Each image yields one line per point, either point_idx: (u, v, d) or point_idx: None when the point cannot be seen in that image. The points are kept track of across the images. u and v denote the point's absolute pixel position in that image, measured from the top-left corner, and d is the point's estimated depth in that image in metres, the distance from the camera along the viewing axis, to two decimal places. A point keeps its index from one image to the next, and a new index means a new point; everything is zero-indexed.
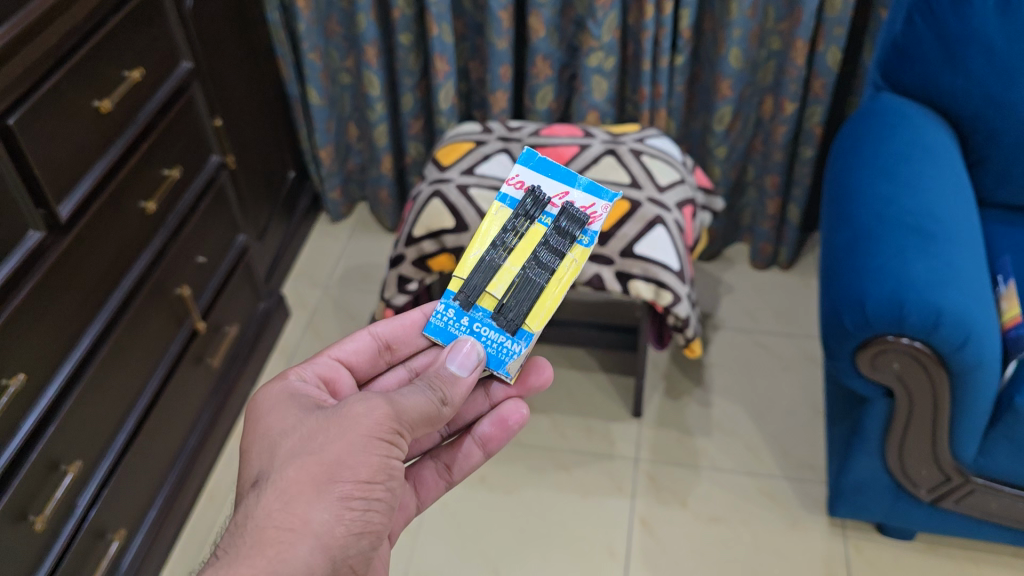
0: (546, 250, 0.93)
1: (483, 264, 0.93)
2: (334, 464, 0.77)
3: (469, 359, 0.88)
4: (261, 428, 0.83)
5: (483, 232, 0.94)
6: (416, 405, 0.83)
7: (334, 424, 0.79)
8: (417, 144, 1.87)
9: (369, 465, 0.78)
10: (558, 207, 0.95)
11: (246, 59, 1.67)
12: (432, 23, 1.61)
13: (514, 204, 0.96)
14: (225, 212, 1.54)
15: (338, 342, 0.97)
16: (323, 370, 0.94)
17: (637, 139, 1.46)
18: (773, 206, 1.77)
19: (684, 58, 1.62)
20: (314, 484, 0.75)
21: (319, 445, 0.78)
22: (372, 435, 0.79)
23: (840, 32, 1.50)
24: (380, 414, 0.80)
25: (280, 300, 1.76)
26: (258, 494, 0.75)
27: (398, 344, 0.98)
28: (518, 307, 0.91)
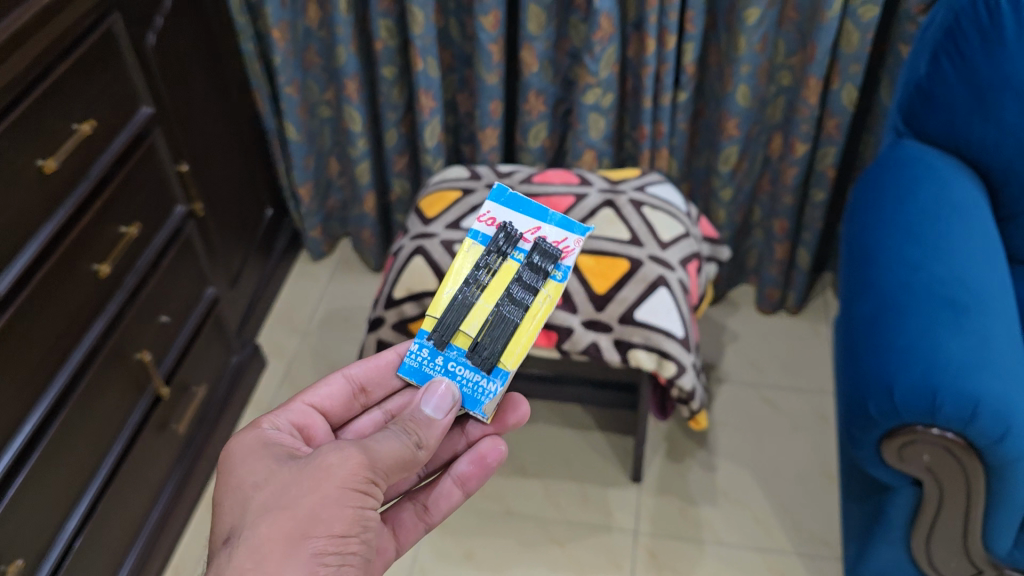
0: (519, 286, 0.89)
1: (456, 303, 0.88)
2: (308, 518, 0.71)
3: (443, 400, 0.83)
4: (231, 483, 0.77)
5: (455, 270, 0.90)
6: (390, 450, 0.77)
7: (306, 475, 0.74)
8: (401, 181, 1.76)
9: (344, 517, 0.72)
10: (530, 243, 0.90)
11: (217, 95, 1.56)
12: (416, 57, 1.49)
13: (486, 241, 0.91)
14: (191, 264, 1.42)
15: (311, 386, 0.91)
16: (297, 417, 0.89)
17: (638, 187, 1.35)
18: (781, 250, 1.66)
19: (687, 95, 1.50)
20: (286, 539, 0.70)
21: (291, 498, 0.72)
22: (346, 485, 0.73)
23: (857, 70, 1.39)
24: (354, 462, 0.74)
25: (255, 349, 1.66)
26: (229, 553, 0.70)
27: (372, 386, 0.93)
28: (492, 344, 0.87)
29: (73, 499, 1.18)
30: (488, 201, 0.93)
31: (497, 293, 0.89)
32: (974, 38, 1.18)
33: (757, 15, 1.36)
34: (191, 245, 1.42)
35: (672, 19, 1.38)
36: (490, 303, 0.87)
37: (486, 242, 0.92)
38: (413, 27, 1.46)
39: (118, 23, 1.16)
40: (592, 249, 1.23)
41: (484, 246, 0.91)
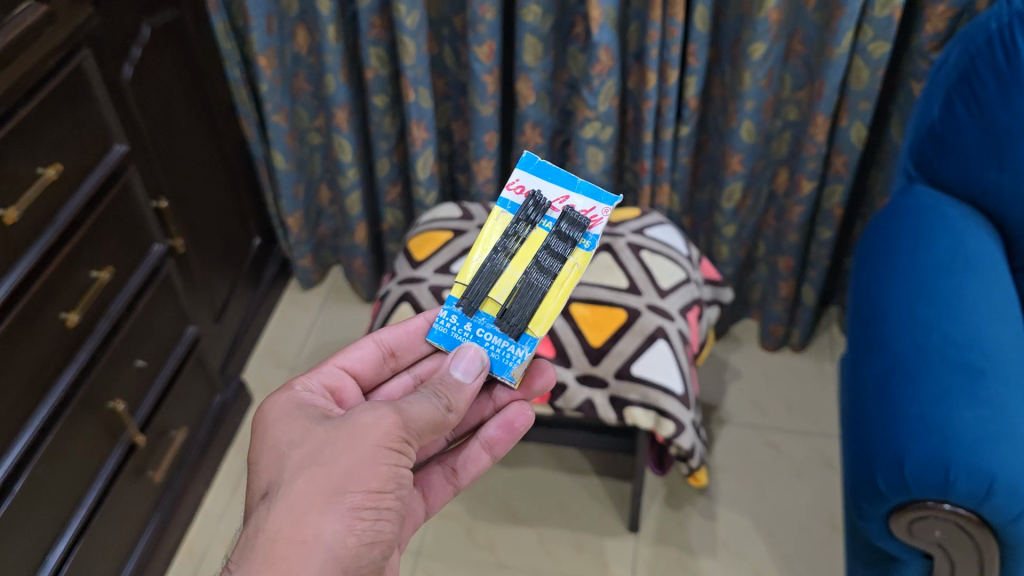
0: (548, 254, 0.86)
1: (484, 270, 0.86)
2: (344, 475, 0.72)
3: (471, 362, 0.82)
4: (267, 442, 0.78)
5: (483, 237, 0.87)
6: (422, 412, 0.78)
7: (341, 434, 0.74)
8: (393, 211, 1.70)
9: (379, 474, 0.73)
10: (558, 211, 0.87)
11: (202, 124, 1.51)
12: (407, 88, 1.44)
13: (515, 209, 0.88)
14: (170, 304, 1.37)
15: (342, 349, 0.92)
16: (329, 379, 0.90)
17: (637, 229, 1.29)
18: (786, 288, 1.60)
19: (689, 129, 1.44)
20: (324, 495, 0.71)
21: (327, 457, 0.73)
22: (380, 445, 0.74)
23: (867, 107, 1.33)
24: (389, 422, 0.75)
25: (241, 385, 1.62)
26: (267, 507, 0.71)
27: (401, 350, 0.94)
28: (521, 311, 0.85)
29: (40, 560, 1.12)
30: (516, 169, 0.90)
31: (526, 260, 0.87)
32: (991, 83, 1.12)
33: (762, 50, 1.30)
34: (170, 284, 1.36)
35: (674, 52, 1.33)
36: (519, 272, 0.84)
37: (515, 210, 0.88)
38: (404, 57, 1.40)
39: (90, 60, 1.11)
40: (588, 298, 1.18)
41: (512, 214, 0.88)
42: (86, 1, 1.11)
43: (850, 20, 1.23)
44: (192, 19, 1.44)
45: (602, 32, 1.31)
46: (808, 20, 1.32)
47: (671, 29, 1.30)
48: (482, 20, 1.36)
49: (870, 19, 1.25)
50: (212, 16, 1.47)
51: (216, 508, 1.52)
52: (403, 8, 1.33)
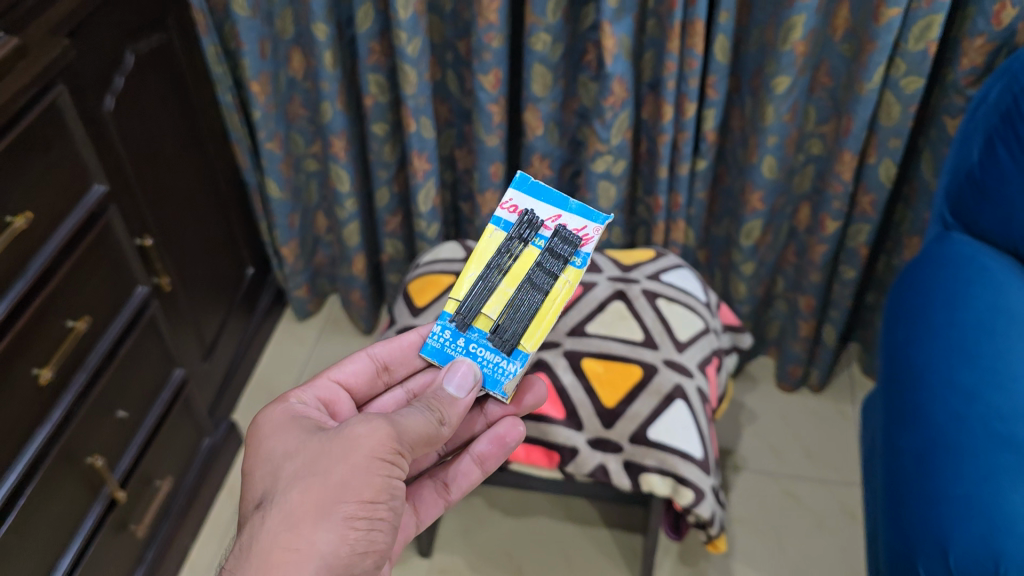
0: (540, 272, 0.89)
1: (478, 286, 0.89)
2: (338, 485, 0.71)
3: (465, 377, 0.83)
4: (262, 452, 0.78)
5: (479, 254, 0.90)
6: (416, 425, 0.77)
7: (336, 445, 0.73)
8: (393, 241, 1.62)
9: (373, 484, 0.72)
10: (550, 230, 0.91)
11: (190, 151, 1.42)
12: (409, 118, 1.36)
13: (508, 228, 0.91)
14: (155, 349, 1.29)
15: (336, 363, 0.92)
16: (323, 393, 0.90)
17: (652, 274, 1.21)
18: (806, 328, 1.52)
19: (707, 163, 1.36)
20: (318, 504, 0.70)
21: (322, 468, 0.72)
22: (374, 457, 0.73)
23: (897, 144, 1.25)
24: (384, 432, 0.74)
25: (232, 425, 1.55)
26: (262, 518, 0.70)
27: (395, 365, 0.95)
28: (513, 327, 0.87)
29: None
30: (509, 189, 0.93)
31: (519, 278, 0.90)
32: None
33: (787, 84, 1.22)
34: (156, 328, 1.27)
35: (693, 85, 1.25)
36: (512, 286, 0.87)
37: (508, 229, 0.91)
38: (404, 86, 1.31)
39: (65, 96, 1.02)
40: (600, 352, 1.10)
41: (506, 232, 0.91)
42: (61, 33, 1.02)
43: (882, 55, 1.15)
44: (181, 44, 1.35)
45: (615, 63, 1.23)
46: (834, 51, 1.24)
47: (690, 61, 1.22)
48: (487, 48, 1.28)
49: (902, 53, 1.17)
50: (203, 39, 1.39)
51: (203, 559, 1.44)
52: (405, 35, 1.25)
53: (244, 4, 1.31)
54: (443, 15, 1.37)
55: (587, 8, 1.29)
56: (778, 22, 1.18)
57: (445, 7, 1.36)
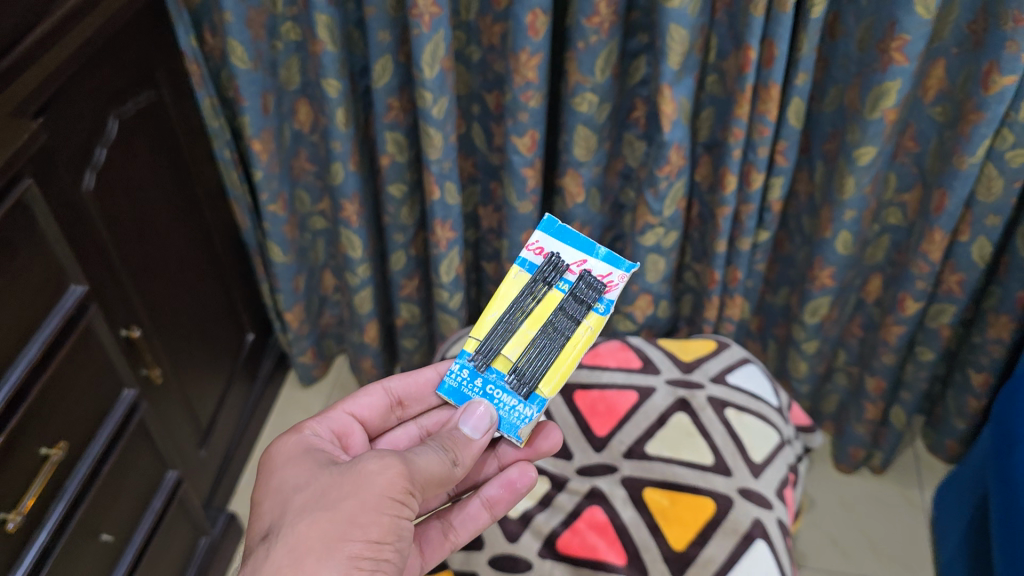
0: (562, 317, 0.84)
1: (499, 327, 0.83)
2: (346, 521, 0.67)
3: (480, 419, 0.78)
4: (273, 483, 0.74)
5: (501, 294, 0.85)
6: (428, 466, 0.73)
7: (346, 481, 0.70)
8: (409, 305, 1.45)
9: (381, 523, 0.68)
10: (575, 275, 0.85)
11: (187, 210, 1.25)
12: (431, 184, 1.19)
13: (532, 269, 0.86)
14: (146, 452, 1.11)
15: (351, 395, 0.88)
16: (336, 424, 0.86)
17: (717, 376, 1.05)
18: (873, 411, 1.36)
19: (771, 235, 1.20)
20: (324, 539, 0.65)
21: (331, 502, 0.68)
22: (385, 495, 0.69)
23: (995, 222, 1.09)
24: (396, 470, 0.70)
25: (231, 517, 1.38)
26: (266, 551, 0.66)
27: (410, 401, 0.90)
28: (533, 370, 0.82)
29: None
30: (536, 230, 0.88)
31: (541, 320, 0.84)
32: None
33: (871, 155, 1.06)
34: (145, 432, 1.10)
35: (762, 154, 1.08)
36: (532, 329, 0.81)
37: (532, 270, 0.86)
38: (428, 150, 1.15)
39: (35, 189, 0.85)
40: (665, 480, 0.95)
41: (530, 274, 0.85)
42: (30, 111, 0.85)
43: (990, 127, 0.99)
44: (172, 100, 1.18)
45: (674, 129, 1.07)
46: (924, 114, 1.08)
47: (761, 128, 1.06)
48: (524, 107, 1.12)
49: (1011, 123, 1.00)
50: (197, 92, 1.23)
51: None
52: (430, 96, 1.08)
53: (244, 56, 1.14)
54: (469, 65, 1.21)
55: (638, 61, 1.14)
56: (866, 87, 1.02)
57: (473, 56, 1.20)
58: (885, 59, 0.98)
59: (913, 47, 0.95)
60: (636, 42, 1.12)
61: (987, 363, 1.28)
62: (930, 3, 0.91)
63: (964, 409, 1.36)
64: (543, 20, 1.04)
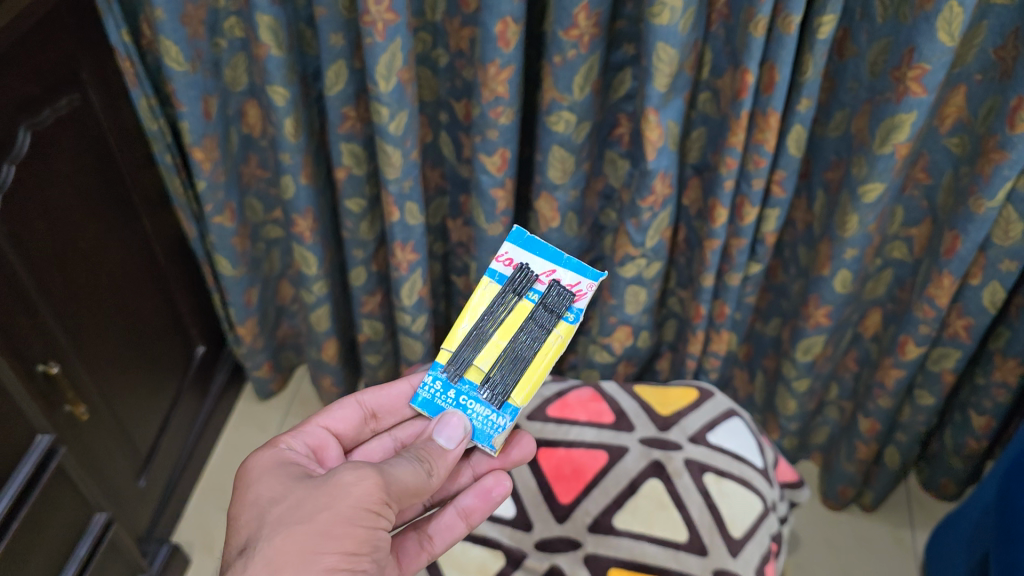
0: (533, 328, 0.78)
1: (469, 338, 0.77)
2: (320, 534, 0.62)
3: (455, 430, 0.72)
4: (248, 497, 0.68)
5: (470, 306, 0.79)
6: (406, 476, 0.68)
7: (321, 492, 0.65)
8: (371, 322, 1.34)
9: (356, 534, 0.63)
10: (545, 284, 0.79)
11: (122, 220, 1.13)
12: (390, 205, 1.07)
13: (503, 279, 0.80)
14: (70, 496, 1.00)
15: (324, 409, 0.81)
16: (312, 439, 0.78)
17: (696, 434, 0.97)
18: (866, 451, 1.27)
19: (763, 267, 1.09)
20: (298, 553, 0.61)
21: (305, 514, 0.64)
22: (360, 507, 0.64)
23: (1011, 267, 0.98)
24: (371, 481, 0.65)
25: (175, 547, 1.28)
26: (244, 564, 0.62)
27: (385, 413, 0.83)
28: (504, 383, 0.76)
29: None
30: (504, 240, 0.82)
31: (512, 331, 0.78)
32: None
33: (879, 192, 0.94)
34: (63, 476, 0.98)
35: (757, 186, 0.97)
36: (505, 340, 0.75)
37: (502, 280, 0.80)
38: (386, 169, 1.03)
39: None
40: (633, 560, 0.87)
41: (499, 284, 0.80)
42: None
43: (1014, 168, 0.87)
44: (101, 103, 1.05)
45: (659, 157, 0.96)
46: (938, 144, 0.96)
47: (757, 159, 0.94)
48: (493, 124, 1.00)
49: None
50: (131, 91, 1.10)
51: None
52: (387, 111, 0.97)
53: (180, 57, 1.01)
54: (436, 69, 1.09)
55: (623, 74, 1.01)
56: (877, 118, 0.90)
57: (439, 59, 1.07)
58: (900, 89, 0.86)
59: (933, 77, 0.83)
60: (621, 54, 0.99)
61: (990, 407, 1.18)
62: (955, 30, 0.79)
63: (961, 450, 1.27)
64: (514, 30, 0.91)
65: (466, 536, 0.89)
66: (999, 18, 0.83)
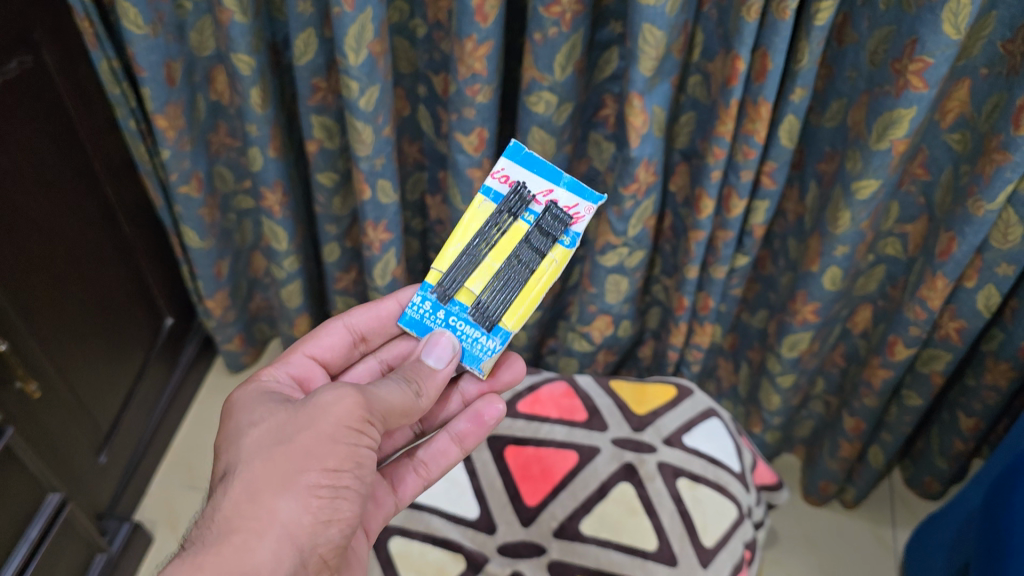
0: (527, 250, 0.75)
1: (461, 258, 0.75)
2: (301, 453, 0.59)
3: (444, 350, 0.71)
4: (230, 424, 0.64)
5: (463, 225, 0.76)
6: (390, 395, 0.64)
7: (300, 413, 0.61)
8: (345, 298, 1.29)
9: (339, 451, 0.60)
10: (542, 205, 0.76)
11: (80, 188, 1.07)
12: (361, 183, 1.02)
13: (498, 198, 0.77)
14: (19, 478, 0.96)
15: (309, 336, 0.77)
16: (298, 369, 0.75)
17: (672, 436, 0.94)
18: (849, 449, 1.23)
19: (750, 260, 1.04)
20: (280, 472, 0.58)
21: (285, 434, 0.60)
22: (343, 424, 0.61)
23: (1008, 271, 0.93)
24: (352, 399, 0.61)
25: (136, 525, 1.24)
26: (223, 489, 0.58)
27: (374, 335, 0.79)
28: (496, 306, 0.74)
29: None
30: (502, 156, 0.78)
31: (506, 252, 0.75)
32: None
33: (874, 188, 0.89)
34: (10, 458, 0.93)
35: (746, 177, 0.92)
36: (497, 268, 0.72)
37: (498, 200, 0.77)
38: (356, 146, 0.98)
39: None
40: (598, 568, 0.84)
41: (494, 203, 0.76)
42: None
43: (1017, 171, 0.82)
44: (57, 64, 0.99)
45: (643, 144, 0.91)
46: (938, 139, 0.91)
47: (746, 150, 0.89)
48: (470, 102, 0.95)
49: None
50: (92, 53, 1.04)
51: None
52: (356, 85, 0.91)
53: (139, 20, 0.95)
54: (414, 40, 1.03)
55: (609, 53, 0.96)
56: (875, 111, 0.85)
57: (418, 30, 1.02)
58: (900, 82, 0.80)
59: (936, 72, 0.78)
60: (607, 32, 0.94)
61: (979, 409, 1.14)
62: (961, 22, 0.74)
63: (947, 450, 1.23)
64: (492, 3, 0.85)
65: (424, 537, 0.87)
66: (1009, 9, 0.78)
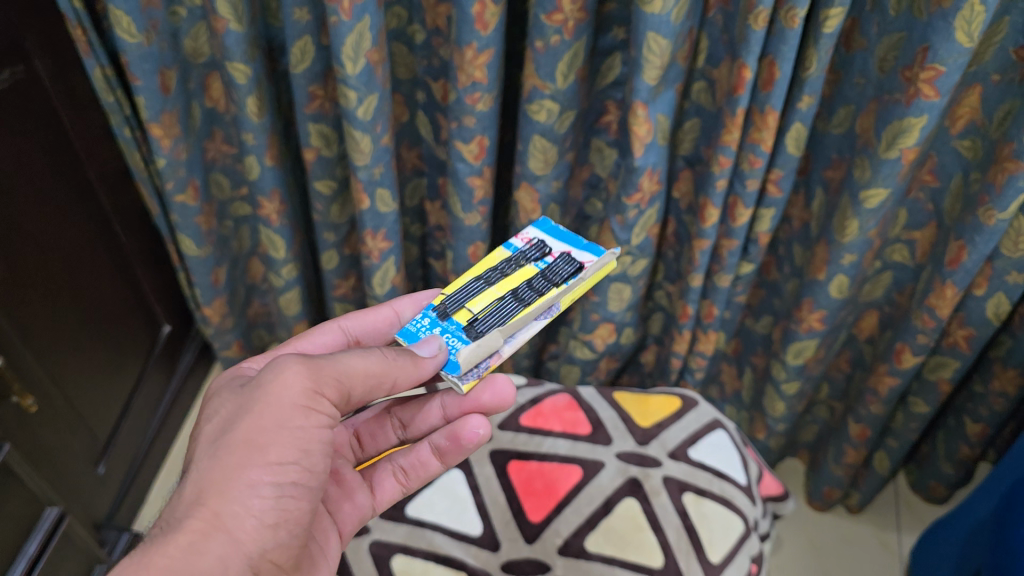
0: (534, 285, 0.71)
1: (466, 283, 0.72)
2: (243, 446, 0.57)
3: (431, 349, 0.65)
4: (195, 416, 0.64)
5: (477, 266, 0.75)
6: (348, 365, 0.61)
7: (247, 399, 0.59)
8: (344, 306, 1.27)
9: (284, 438, 0.57)
10: (555, 254, 0.74)
11: (74, 197, 1.06)
12: (360, 192, 1.00)
13: (514, 248, 0.76)
14: (17, 493, 0.94)
15: (302, 333, 0.76)
16: None
17: (677, 450, 0.94)
18: (855, 456, 1.22)
19: (756, 268, 1.03)
20: (223, 469, 0.57)
21: (232, 424, 0.59)
22: (288, 407, 0.58)
23: (1019, 279, 0.91)
24: (295, 375, 0.59)
25: (136, 536, 1.23)
26: (181, 490, 0.58)
27: (369, 341, 0.77)
28: (491, 322, 0.68)
29: None
30: (529, 227, 0.79)
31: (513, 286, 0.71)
32: None
33: (882, 198, 0.87)
34: (7, 474, 0.91)
35: (752, 186, 0.90)
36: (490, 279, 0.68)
37: (515, 250, 0.76)
38: (354, 156, 0.96)
39: None
40: None
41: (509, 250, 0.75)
42: None
43: None
44: (49, 73, 0.97)
45: (647, 153, 0.89)
46: (948, 146, 0.89)
47: (752, 158, 0.88)
48: (470, 111, 0.93)
49: None
50: (85, 61, 1.01)
51: None
52: (354, 95, 0.89)
53: (132, 29, 0.93)
54: (412, 45, 1.02)
55: (612, 59, 0.94)
56: (884, 119, 0.83)
57: (416, 36, 1.00)
58: (911, 90, 0.79)
59: (947, 80, 0.76)
60: (610, 38, 0.92)
61: (986, 415, 1.12)
62: (974, 30, 0.72)
63: (953, 456, 1.22)
64: (493, 11, 0.84)
65: (427, 554, 0.85)
66: (1023, 15, 0.76)
